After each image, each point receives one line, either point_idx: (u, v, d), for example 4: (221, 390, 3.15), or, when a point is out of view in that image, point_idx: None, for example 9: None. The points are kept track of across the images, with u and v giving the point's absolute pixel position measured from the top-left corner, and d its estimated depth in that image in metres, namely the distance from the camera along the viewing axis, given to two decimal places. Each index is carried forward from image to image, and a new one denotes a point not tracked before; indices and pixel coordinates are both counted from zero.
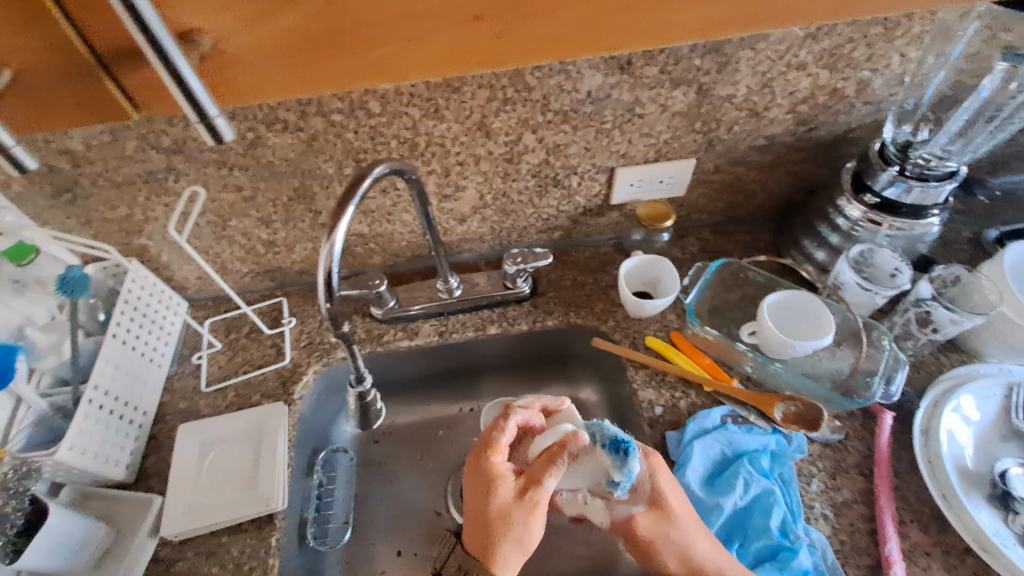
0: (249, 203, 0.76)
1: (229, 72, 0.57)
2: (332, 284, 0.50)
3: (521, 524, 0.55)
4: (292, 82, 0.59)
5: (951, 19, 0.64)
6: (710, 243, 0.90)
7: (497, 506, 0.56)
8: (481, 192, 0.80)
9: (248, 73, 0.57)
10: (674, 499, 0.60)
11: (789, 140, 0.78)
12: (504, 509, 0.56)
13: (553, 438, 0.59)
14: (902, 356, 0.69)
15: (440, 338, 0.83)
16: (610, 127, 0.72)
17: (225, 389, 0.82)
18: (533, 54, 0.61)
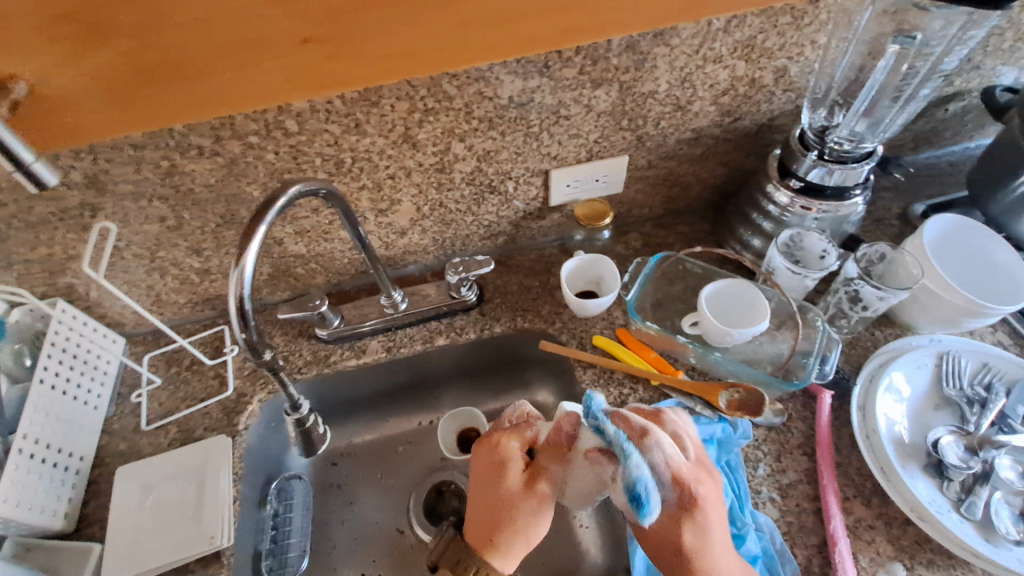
0: (175, 232, 0.74)
1: (58, 114, 0.57)
2: (245, 311, 0.49)
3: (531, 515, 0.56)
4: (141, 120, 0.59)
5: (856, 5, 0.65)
6: (653, 238, 0.91)
7: (509, 495, 0.56)
8: (417, 204, 0.79)
9: (76, 114, 0.57)
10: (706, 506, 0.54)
11: (716, 132, 0.80)
12: (505, 491, 0.57)
13: (556, 423, 0.59)
14: (834, 336, 0.71)
15: (388, 354, 0.82)
16: (537, 130, 0.72)
17: (168, 425, 0.80)
18: (386, 70, 0.61)
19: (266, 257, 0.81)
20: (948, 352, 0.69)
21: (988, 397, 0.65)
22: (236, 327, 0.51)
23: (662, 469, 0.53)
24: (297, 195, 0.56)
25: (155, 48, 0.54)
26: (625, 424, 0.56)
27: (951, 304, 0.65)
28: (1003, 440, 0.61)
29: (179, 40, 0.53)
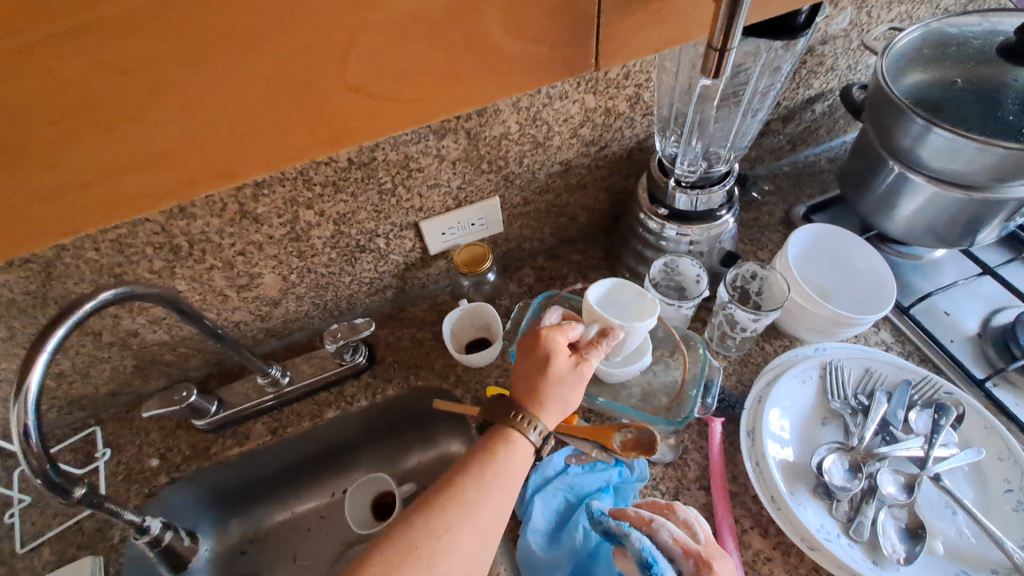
0: (9, 342, 0.67)
1: None
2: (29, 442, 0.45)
3: (572, 394, 0.58)
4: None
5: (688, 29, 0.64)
6: (546, 270, 0.89)
7: (558, 372, 0.58)
8: (282, 275, 0.74)
9: None
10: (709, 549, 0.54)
11: (585, 162, 0.78)
12: (556, 374, 0.58)
13: (612, 328, 0.60)
14: (717, 362, 0.70)
15: (273, 436, 0.77)
16: (391, 186, 0.69)
17: (38, 549, 0.72)
18: None
19: (126, 350, 0.75)
20: (831, 361, 0.68)
21: (870, 406, 0.65)
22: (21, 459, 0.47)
23: (676, 547, 0.54)
24: (111, 298, 0.50)
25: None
26: (634, 513, 0.57)
27: (822, 317, 0.64)
28: (884, 452, 0.61)
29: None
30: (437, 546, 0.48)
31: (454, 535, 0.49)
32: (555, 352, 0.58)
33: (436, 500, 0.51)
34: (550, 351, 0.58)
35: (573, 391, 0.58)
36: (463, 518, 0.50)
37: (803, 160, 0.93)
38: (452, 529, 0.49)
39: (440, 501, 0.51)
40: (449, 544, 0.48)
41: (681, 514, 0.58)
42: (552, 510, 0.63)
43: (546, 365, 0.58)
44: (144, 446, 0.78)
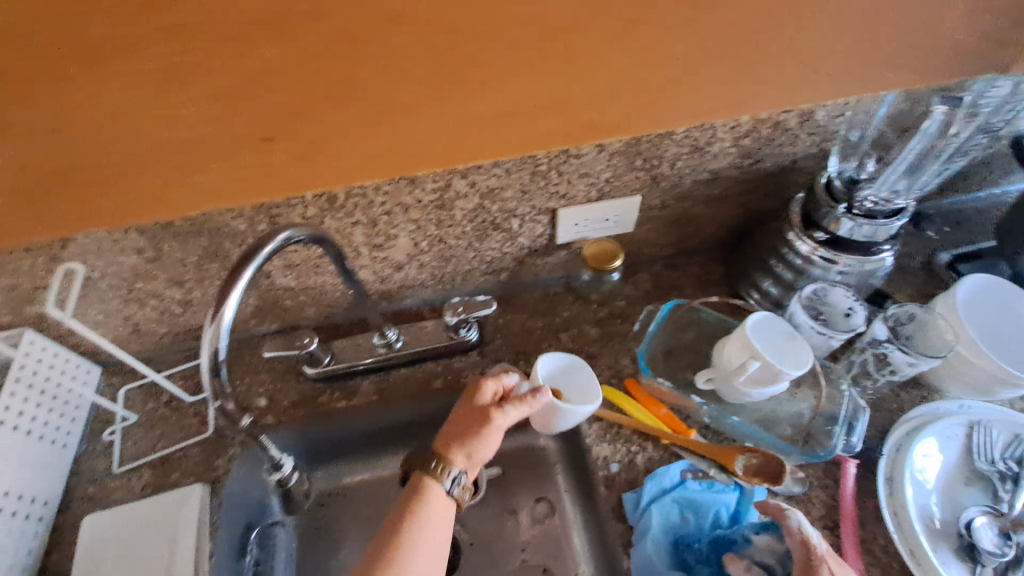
0: (154, 264, 0.69)
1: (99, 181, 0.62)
2: (219, 368, 0.46)
3: (480, 441, 0.60)
4: (44, 229, 0.62)
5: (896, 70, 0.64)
6: (664, 278, 0.86)
7: (475, 413, 0.62)
8: (415, 240, 0.74)
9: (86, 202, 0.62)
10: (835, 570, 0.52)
11: (735, 173, 0.76)
12: (472, 412, 0.62)
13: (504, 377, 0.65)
14: (862, 402, 0.67)
15: (380, 397, 0.78)
16: (545, 168, 0.67)
17: (142, 468, 0.73)
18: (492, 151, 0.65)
19: (251, 290, 0.77)
20: (980, 420, 0.64)
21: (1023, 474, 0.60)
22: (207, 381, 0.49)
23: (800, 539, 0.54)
24: (285, 242, 0.50)
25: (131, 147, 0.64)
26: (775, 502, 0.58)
27: (984, 372, 0.62)
28: None
29: (97, 152, 0.63)
30: (410, 556, 0.53)
31: (416, 547, 0.54)
32: (477, 393, 0.63)
33: (392, 530, 0.55)
34: (473, 395, 0.64)
35: (480, 433, 0.60)
36: (416, 527, 0.55)
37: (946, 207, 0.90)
38: (415, 539, 0.55)
39: (399, 529, 0.55)
40: (408, 555, 0.54)
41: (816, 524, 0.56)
42: (669, 523, 0.62)
43: (465, 410, 0.63)
44: (252, 385, 0.79)
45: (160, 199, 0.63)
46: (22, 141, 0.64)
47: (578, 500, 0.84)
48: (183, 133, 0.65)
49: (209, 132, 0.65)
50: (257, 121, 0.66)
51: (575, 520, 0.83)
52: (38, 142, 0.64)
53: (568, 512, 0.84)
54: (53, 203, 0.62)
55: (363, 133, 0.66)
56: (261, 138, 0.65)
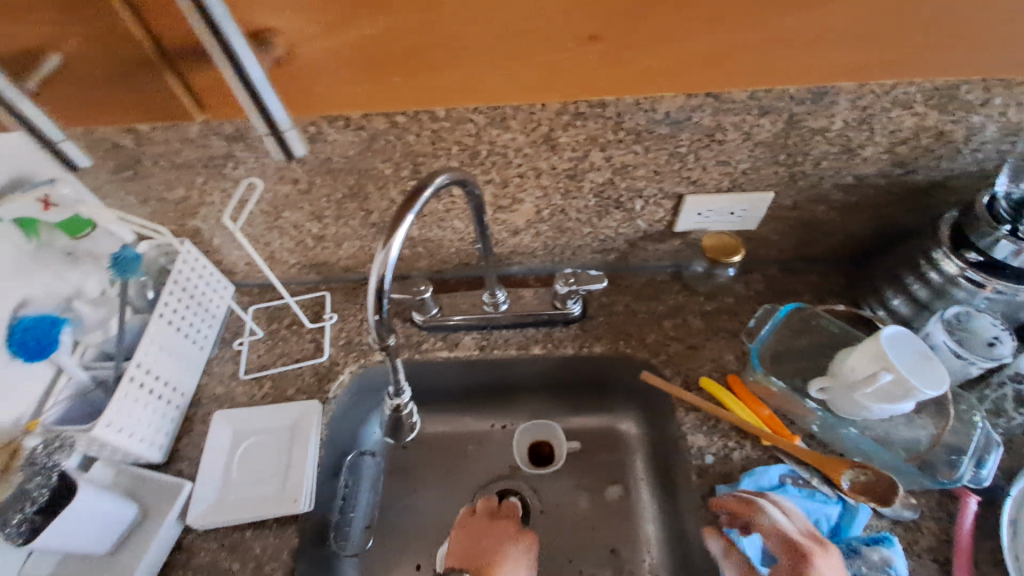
0: (304, 195, 0.74)
1: (307, 81, 0.58)
2: (383, 298, 0.48)
3: None
4: (385, 100, 0.61)
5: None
6: (778, 283, 0.84)
7: None
8: (539, 208, 0.76)
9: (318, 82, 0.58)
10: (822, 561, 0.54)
11: (880, 182, 0.73)
12: None
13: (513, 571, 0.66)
14: (995, 438, 0.64)
15: (480, 352, 0.81)
16: (686, 151, 0.67)
17: (263, 380, 0.80)
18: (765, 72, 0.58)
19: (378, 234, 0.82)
20: None
21: None
22: (372, 306, 0.50)
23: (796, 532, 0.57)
24: (443, 185, 0.52)
25: (435, 24, 0.53)
26: (736, 498, 0.62)
27: None
28: None
29: (460, 30, 0.54)
30: None
31: None
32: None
33: None
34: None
35: None
36: None
37: None
38: None
39: None
40: None
41: (787, 513, 0.60)
42: None
43: None
44: (364, 323, 0.85)
45: (560, 86, 0.59)
46: (381, 24, 0.53)
47: (654, 488, 0.84)
48: (490, 21, 0.53)
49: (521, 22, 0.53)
50: (593, 7, 0.52)
51: (649, 507, 0.84)
52: (372, 29, 0.53)
53: (643, 499, 0.85)
54: (379, 68, 0.57)
55: (688, 23, 0.53)
56: (587, 36, 0.54)
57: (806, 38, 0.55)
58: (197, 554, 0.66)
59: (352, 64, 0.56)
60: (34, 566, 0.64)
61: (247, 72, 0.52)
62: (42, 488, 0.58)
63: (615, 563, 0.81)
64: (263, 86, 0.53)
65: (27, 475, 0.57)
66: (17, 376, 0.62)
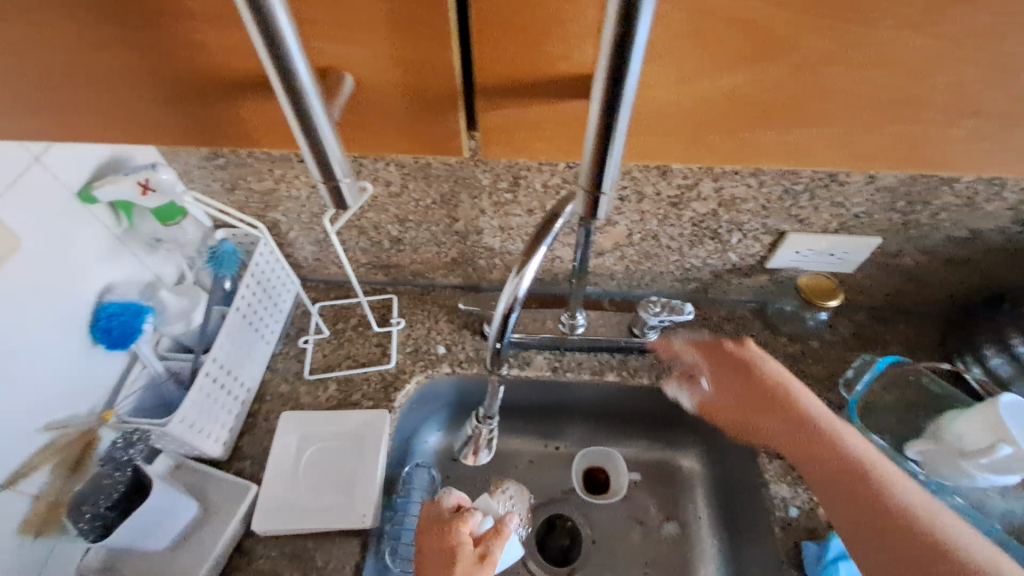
0: (393, 199, 0.72)
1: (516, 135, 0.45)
2: (509, 324, 0.47)
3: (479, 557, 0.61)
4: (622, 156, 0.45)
5: None
6: (865, 329, 0.80)
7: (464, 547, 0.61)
8: (630, 231, 0.74)
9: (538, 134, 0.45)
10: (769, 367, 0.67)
11: (995, 238, 0.69)
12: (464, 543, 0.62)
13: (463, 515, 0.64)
14: None
15: (552, 374, 0.79)
16: (800, 189, 0.64)
17: (328, 381, 0.78)
18: None
19: (458, 242, 0.79)
20: None
21: None
22: (491, 329, 0.48)
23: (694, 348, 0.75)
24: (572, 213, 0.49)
25: (803, 76, 0.38)
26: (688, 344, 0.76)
27: None
28: None
29: (835, 81, 0.38)
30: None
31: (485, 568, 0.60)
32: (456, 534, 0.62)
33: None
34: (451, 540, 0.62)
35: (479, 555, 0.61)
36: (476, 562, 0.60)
37: None
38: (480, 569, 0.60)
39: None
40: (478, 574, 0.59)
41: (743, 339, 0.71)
42: None
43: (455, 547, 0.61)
44: (432, 332, 0.83)
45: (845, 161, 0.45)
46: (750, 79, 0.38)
47: (715, 528, 0.81)
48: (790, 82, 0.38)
49: (873, 86, 0.39)
50: (991, 80, 0.38)
51: (709, 549, 0.80)
52: (716, 86, 0.39)
53: (703, 538, 0.81)
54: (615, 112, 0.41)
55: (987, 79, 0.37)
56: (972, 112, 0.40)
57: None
58: (258, 559, 0.64)
59: (642, 125, 0.42)
60: (93, 556, 0.62)
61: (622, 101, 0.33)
62: (119, 483, 0.57)
63: None
64: (628, 102, 0.33)
65: (107, 469, 0.57)
66: (97, 363, 0.61)
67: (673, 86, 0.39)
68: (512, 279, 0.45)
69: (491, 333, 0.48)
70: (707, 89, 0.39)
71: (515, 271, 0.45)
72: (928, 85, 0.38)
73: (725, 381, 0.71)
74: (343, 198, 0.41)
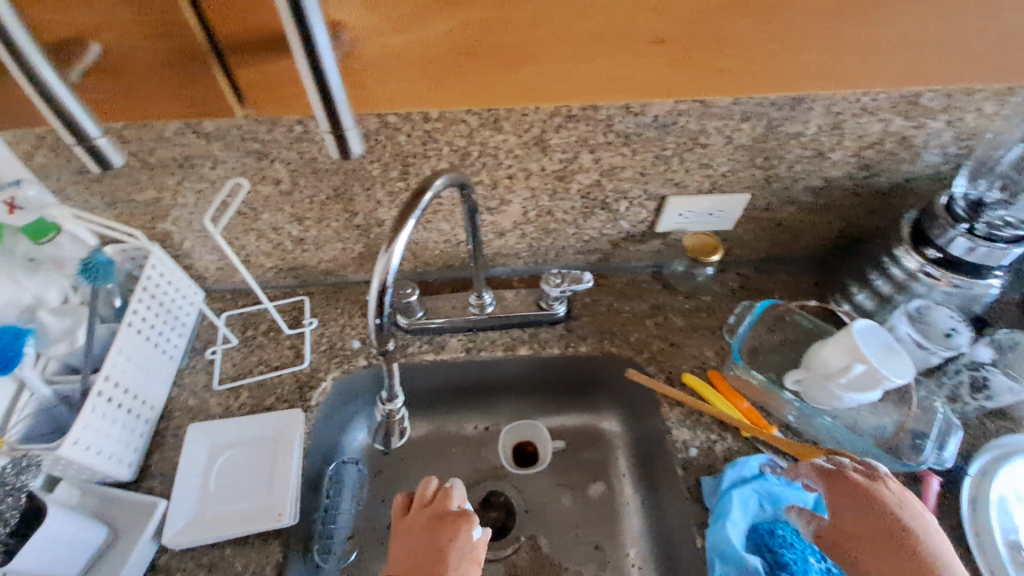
0: (285, 197, 0.72)
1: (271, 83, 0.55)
2: (384, 301, 0.48)
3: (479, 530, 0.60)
4: (387, 99, 0.58)
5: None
6: (751, 281, 0.87)
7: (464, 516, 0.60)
8: (525, 209, 0.77)
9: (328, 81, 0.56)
10: (906, 510, 0.57)
11: (847, 185, 0.76)
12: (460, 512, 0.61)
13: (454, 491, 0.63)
14: (954, 422, 0.67)
15: (467, 354, 0.81)
16: (670, 154, 0.69)
17: (240, 389, 0.77)
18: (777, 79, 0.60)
19: (361, 236, 0.80)
20: None
21: None
22: (370, 309, 0.50)
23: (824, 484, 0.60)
24: (443, 187, 0.51)
25: (496, 20, 0.52)
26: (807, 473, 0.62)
27: None
28: None
29: (527, 21, 0.52)
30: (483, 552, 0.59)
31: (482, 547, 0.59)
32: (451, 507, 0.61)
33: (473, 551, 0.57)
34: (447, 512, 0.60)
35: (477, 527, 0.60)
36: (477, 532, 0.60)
37: None
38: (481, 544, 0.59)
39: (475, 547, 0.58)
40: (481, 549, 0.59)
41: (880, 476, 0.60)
42: (748, 508, 0.65)
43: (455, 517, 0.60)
44: (346, 328, 0.83)
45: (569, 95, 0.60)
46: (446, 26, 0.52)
47: (637, 483, 0.85)
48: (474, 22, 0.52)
49: (548, 23, 0.53)
50: (663, 10, 0.52)
51: (633, 504, 0.84)
52: (429, 33, 0.52)
53: (626, 494, 0.85)
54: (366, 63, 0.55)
55: None
56: (656, 38, 0.55)
57: (773, 44, 0.56)
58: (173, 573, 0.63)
59: (375, 67, 0.55)
60: None
61: (328, 76, 0.41)
62: (14, 509, 0.53)
63: (600, 559, 0.80)
64: (336, 79, 0.41)
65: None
66: None
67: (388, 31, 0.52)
68: (381, 259, 0.47)
69: (370, 315, 0.49)
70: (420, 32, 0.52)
71: (381, 250, 0.46)
72: (609, 18, 0.53)
73: (853, 518, 0.58)
74: (106, 158, 0.45)
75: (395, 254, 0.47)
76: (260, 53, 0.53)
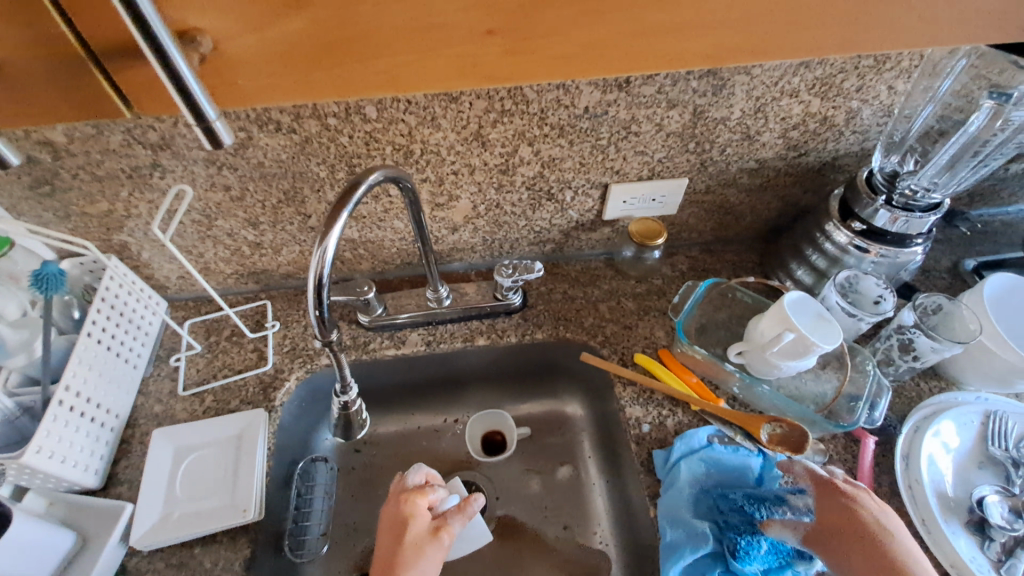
0: (237, 203, 0.74)
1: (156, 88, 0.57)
2: (323, 294, 0.51)
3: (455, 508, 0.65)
4: (278, 96, 0.59)
5: (931, 80, 0.69)
6: (699, 263, 0.91)
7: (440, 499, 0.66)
8: (474, 203, 0.79)
9: (249, 75, 0.57)
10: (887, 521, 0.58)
11: (779, 165, 0.79)
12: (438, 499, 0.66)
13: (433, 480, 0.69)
14: (884, 384, 0.72)
15: (427, 347, 0.83)
16: (606, 143, 0.72)
17: (205, 394, 0.78)
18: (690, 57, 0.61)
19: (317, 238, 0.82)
20: (995, 411, 0.70)
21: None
22: (309, 305, 0.52)
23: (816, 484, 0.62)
24: (377, 182, 0.53)
25: (339, 17, 0.53)
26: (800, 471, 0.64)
27: (1005, 362, 0.68)
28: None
29: (367, 18, 0.53)
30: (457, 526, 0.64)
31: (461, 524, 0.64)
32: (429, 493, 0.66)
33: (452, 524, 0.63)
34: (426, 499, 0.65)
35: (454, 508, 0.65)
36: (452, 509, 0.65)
37: (990, 216, 0.90)
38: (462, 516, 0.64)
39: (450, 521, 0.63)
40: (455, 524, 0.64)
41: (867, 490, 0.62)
42: (696, 476, 0.68)
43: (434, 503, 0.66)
44: (308, 329, 0.85)
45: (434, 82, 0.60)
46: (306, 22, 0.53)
47: (600, 464, 0.88)
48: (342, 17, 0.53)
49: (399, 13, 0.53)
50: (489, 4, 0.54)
51: (598, 484, 0.87)
52: (293, 30, 0.53)
53: (591, 476, 0.88)
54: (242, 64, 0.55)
55: None
56: (485, 29, 0.56)
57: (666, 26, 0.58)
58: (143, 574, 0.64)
59: (254, 66, 0.56)
60: None
61: (183, 73, 0.44)
62: None
63: (567, 538, 0.83)
64: (195, 85, 0.45)
65: None
66: None
67: (258, 30, 0.53)
68: (315, 253, 0.50)
69: (309, 308, 0.51)
70: (302, 31, 0.53)
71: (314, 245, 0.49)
72: (450, 13, 0.54)
73: (837, 518, 0.58)
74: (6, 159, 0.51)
75: (328, 248, 0.49)
76: (134, 60, 0.54)
